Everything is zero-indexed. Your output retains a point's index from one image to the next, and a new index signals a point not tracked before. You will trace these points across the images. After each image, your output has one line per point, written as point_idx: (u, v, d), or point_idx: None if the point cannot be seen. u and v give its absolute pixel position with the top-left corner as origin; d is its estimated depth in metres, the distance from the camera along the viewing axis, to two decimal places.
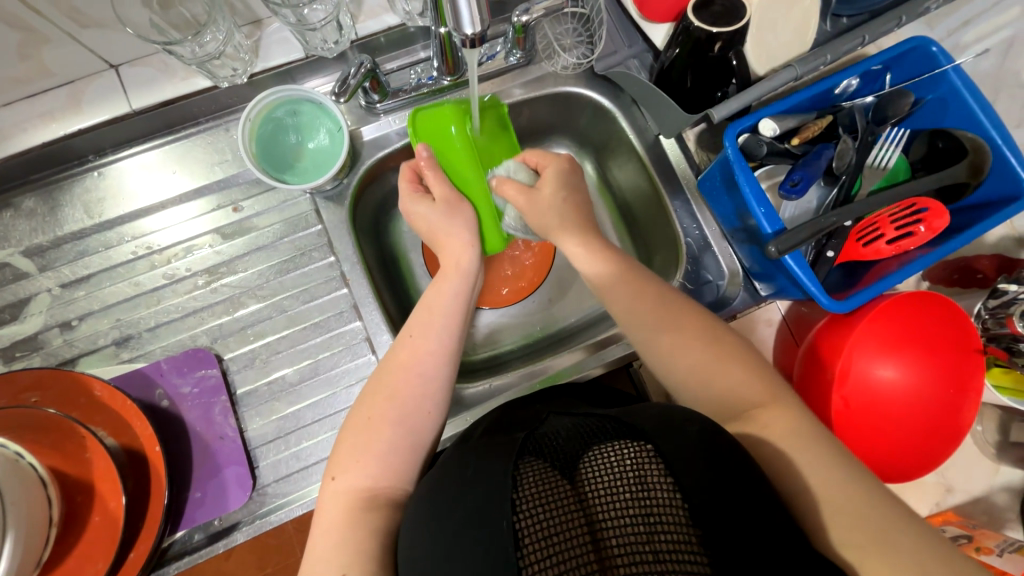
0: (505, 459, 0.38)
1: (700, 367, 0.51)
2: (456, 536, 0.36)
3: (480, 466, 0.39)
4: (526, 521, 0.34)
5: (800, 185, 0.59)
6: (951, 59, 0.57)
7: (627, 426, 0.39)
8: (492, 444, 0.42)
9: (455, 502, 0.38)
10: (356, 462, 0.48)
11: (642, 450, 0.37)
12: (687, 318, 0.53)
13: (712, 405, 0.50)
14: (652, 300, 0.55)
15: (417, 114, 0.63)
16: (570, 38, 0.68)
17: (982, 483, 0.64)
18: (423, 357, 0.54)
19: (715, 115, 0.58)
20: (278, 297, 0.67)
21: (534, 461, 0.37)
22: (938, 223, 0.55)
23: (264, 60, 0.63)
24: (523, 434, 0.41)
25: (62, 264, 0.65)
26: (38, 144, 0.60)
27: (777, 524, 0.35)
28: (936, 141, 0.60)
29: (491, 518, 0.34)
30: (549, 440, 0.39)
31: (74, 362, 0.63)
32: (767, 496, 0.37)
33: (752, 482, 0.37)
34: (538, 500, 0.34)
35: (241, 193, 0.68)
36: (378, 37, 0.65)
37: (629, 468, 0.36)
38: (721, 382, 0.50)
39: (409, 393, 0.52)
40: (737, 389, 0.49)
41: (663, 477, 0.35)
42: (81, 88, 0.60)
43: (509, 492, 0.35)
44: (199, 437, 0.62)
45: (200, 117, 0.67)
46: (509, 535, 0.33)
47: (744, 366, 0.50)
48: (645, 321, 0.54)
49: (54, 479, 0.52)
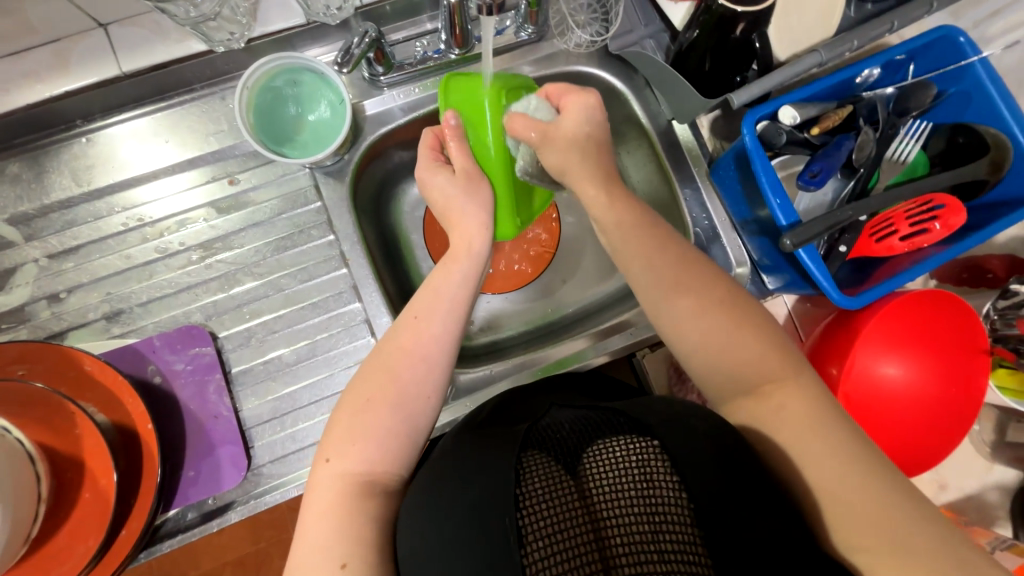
0: (508, 452, 0.37)
1: (713, 338, 0.49)
2: (457, 531, 0.35)
3: (481, 460, 0.38)
4: (529, 518, 0.33)
5: (820, 176, 0.57)
6: (978, 51, 0.55)
7: (633, 421, 0.38)
8: (493, 435, 0.41)
9: (455, 496, 0.37)
10: (352, 450, 0.47)
11: (649, 447, 0.36)
12: (705, 284, 0.51)
13: (725, 377, 0.48)
14: (669, 263, 0.53)
15: (452, 79, 0.59)
16: (583, 14, 0.66)
17: (976, 482, 0.64)
18: (427, 343, 0.52)
19: (734, 100, 0.56)
20: (274, 275, 0.65)
21: (536, 454, 0.36)
22: (954, 220, 0.54)
23: (261, 24, 0.60)
24: (526, 426, 0.40)
25: (49, 233, 0.62)
26: (22, 106, 0.57)
27: (786, 525, 0.35)
28: (956, 136, 0.59)
29: (491, 515, 0.34)
30: (552, 432, 0.38)
31: (63, 336, 0.61)
32: (774, 492, 0.37)
33: (758, 479, 0.37)
34: (542, 496, 0.34)
35: (237, 165, 0.65)
36: (383, 5, 0.62)
37: (635, 465, 0.35)
38: (736, 354, 0.48)
39: (413, 381, 0.50)
40: (752, 360, 0.48)
41: (669, 476, 0.34)
42: (67, 47, 0.57)
43: (512, 487, 0.34)
44: (193, 416, 0.60)
45: (194, 83, 0.64)
46: (511, 532, 0.33)
47: (762, 340, 0.48)
48: (661, 284, 0.52)
49: (42, 456, 0.51)
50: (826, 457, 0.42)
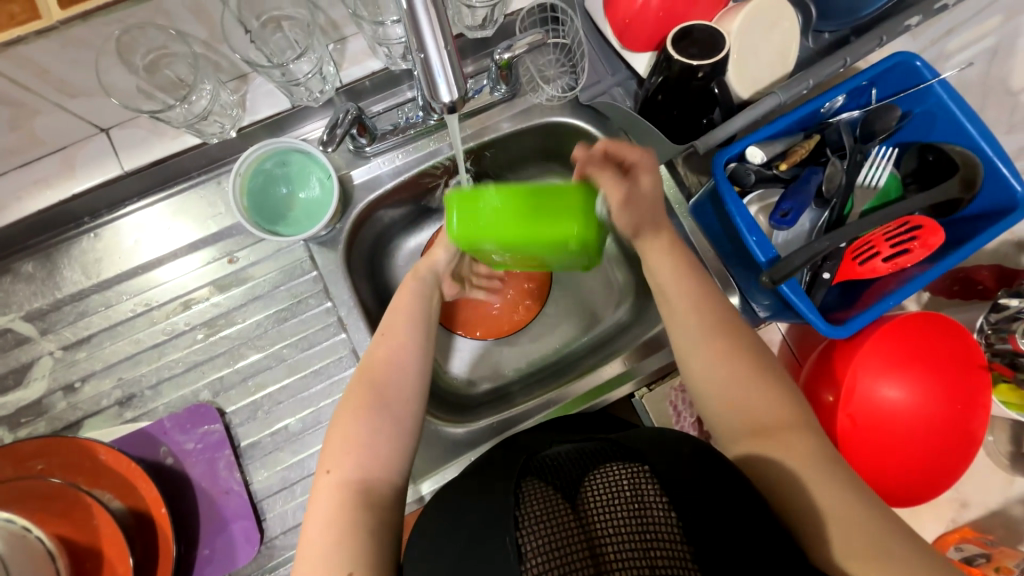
0: (508, 481, 0.39)
1: (736, 382, 0.52)
2: (457, 560, 0.37)
3: (485, 490, 0.40)
4: (527, 535, 0.35)
5: (791, 215, 0.59)
6: (935, 73, 0.57)
7: (625, 448, 0.41)
8: (492, 473, 0.43)
9: (456, 529, 0.39)
10: (346, 459, 0.49)
11: (639, 470, 0.38)
12: (735, 340, 0.54)
13: (732, 412, 0.51)
14: (699, 315, 0.56)
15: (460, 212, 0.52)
16: (552, 69, 0.70)
17: (999, 496, 0.63)
18: (404, 381, 0.54)
19: (699, 146, 0.59)
20: (277, 346, 0.67)
21: (535, 481, 0.38)
22: (933, 240, 0.55)
23: (250, 113, 0.64)
24: (527, 457, 0.42)
25: (63, 326, 0.65)
26: (34, 210, 0.61)
27: (771, 536, 0.37)
28: (926, 154, 0.60)
29: (492, 539, 0.36)
30: (551, 461, 0.40)
31: (78, 425, 0.64)
32: (762, 511, 0.39)
33: (748, 504, 0.38)
34: (540, 514, 0.36)
35: (236, 244, 0.68)
36: (363, 82, 0.66)
37: (626, 486, 0.37)
38: (755, 400, 0.51)
39: (395, 384, 0.53)
40: (769, 410, 0.50)
41: (658, 495, 0.36)
42: (73, 153, 0.61)
43: (511, 510, 0.37)
44: (205, 493, 0.62)
45: (192, 171, 0.67)
46: (510, 549, 0.35)
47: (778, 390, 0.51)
48: (687, 334, 0.55)
49: (62, 550, 0.52)
50: (825, 486, 0.45)
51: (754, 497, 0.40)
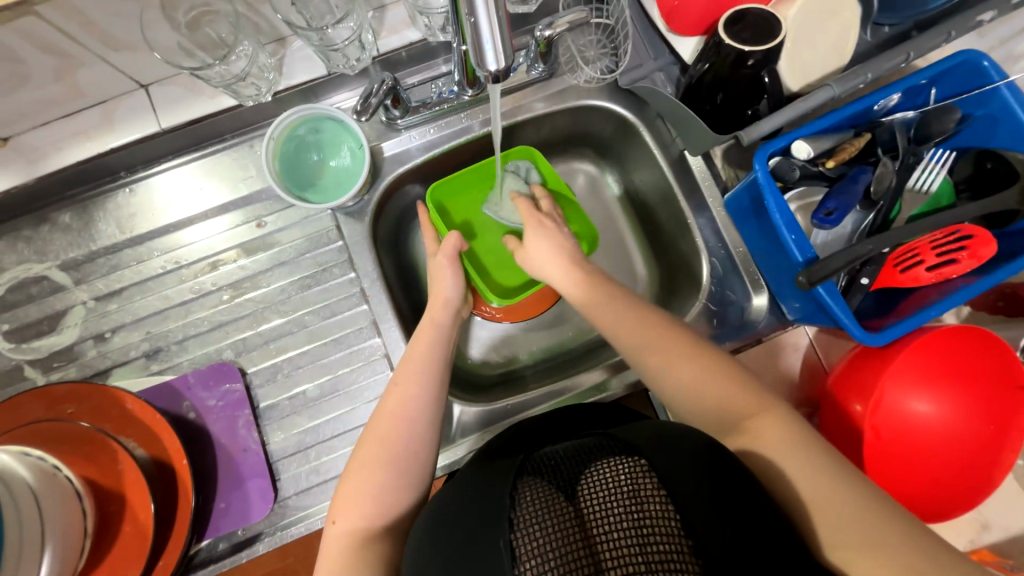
0: (503, 480, 0.39)
1: (681, 377, 0.53)
2: (457, 553, 0.37)
3: (482, 487, 0.40)
4: (522, 538, 0.35)
5: (835, 215, 0.56)
6: (1003, 75, 0.54)
7: (622, 442, 0.40)
8: (492, 465, 0.43)
9: (456, 522, 0.39)
10: (354, 504, 0.50)
11: (636, 465, 0.37)
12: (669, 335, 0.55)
13: (695, 406, 0.52)
14: (632, 322, 0.56)
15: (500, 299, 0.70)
16: (592, 49, 0.67)
17: (1023, 522, 0.61)
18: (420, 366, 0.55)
19: (743, 138, 0.57)
20: (299, 312, 0.68)
21: (530, 480, 0.38)
22: (984, 252, 0.52)
23: (287, 78, 0.64)
24: (523, 455, 0.42)
25: (96, 277, 0.67)
26: (73, 162, 0.62)
27: (775, 532, 0.36)
28: (984, 161, 0.57)
29: (488, 536, 0.36)
30: (546, 459, 0.40)
31: (107, 374, 0.66)
32: (767, 508, 0.38)
33: (754, 500, 0.38)
34: (533, 515, 0.35)
35: (265, 208, 0.69)
36: (399, 53, 0.65)
37: (623, 482, 0.36)
38: (701, 393, 0.52)
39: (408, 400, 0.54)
40: (715, 399, 0.51)
41: (655, 489, 0.36)
42: (113, 107, 0.62)
43: (507, 510, 0.36)
44: (224, 449, 0.63)
45: (226, 133, 0.68)
46: (504, 551, 0.35)
47: (721, 376, 0.52)
48: (630, 344, 0.56)
49: (88, 491, 0.54)
50: (800, 467, 0.45)
51: (764, 497, 0.39)
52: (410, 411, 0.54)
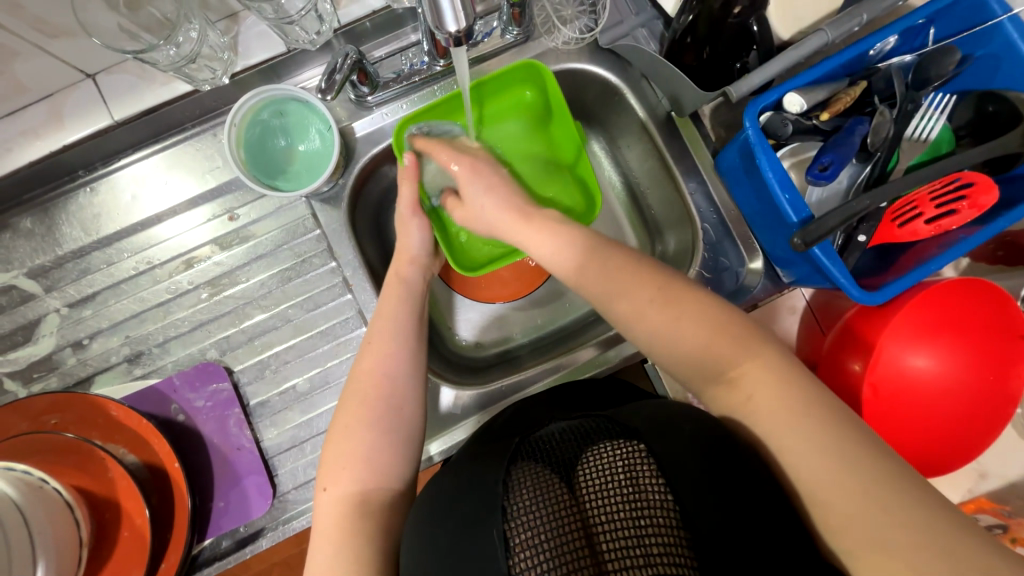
0: (498, 466, 0.38)
1: (663, 329, 0.46)
2: (453, 540, 0.36)
3: (475, 478, 0.39)
4: (515, 528, 0.34)
5: (830, 169, 0.54)
6: (1006, 8, 0.50)
7: (620, 426, 0.38)
8: (487, 452, 0.42)
9: (453, 506, 0.38)
10: (343, 472, 0.48)
11: (634, 450, 0.36)
12: (646, 281, 0.48)
13: (689, 370, 0.45)
14: (605, 266, 0.49)
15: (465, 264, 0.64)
16: (570, 9, 0.64)
17: (1020, 468, 0.61)
18: (405, 356, 0.54)
19: (732, 93, 0.54)
20: (282, 306, 0.65)
21: (524, 467, 0.37)
22: (985, 200, 0.49)
23: (244, 57, 0.60)
24: (518, 439, 0.41)
25: (66, 283, 0.65)
26: (26, 162, 0.59)
27: (784, 519, 0.35)
28: (985, 105, 0.54)
29: (482, 526, 0.35)
30: (542, 443, 0.39)
31: (89, 382, 0.64)
32: (770, 491, 0.36)
33: (754, 475, 0.36)
34: (526, 504, 0.35)
35: (236, 200, 0.66)
36: (363, 23, 0.61)
37: (622, 470, 0.35)
38: (689, 345, 0.45)
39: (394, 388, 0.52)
40: (704, 352, 0.44)
41: (655, 479, 0.35)
42: (60, 101, 0.58)
43: (500, 501, 0.36)
44: (217, 449, 0.62)
45: (185, 123, 0.64)
46: (498, 542, 0.34)
47: (705, 325, 0.45)
48: (603, 290, 0.49)
49: (80, 501, 0.53)
50: (796, 445, 0.39)
51: (762, 466, 0.38)
52: (397, 399, 0.52)
